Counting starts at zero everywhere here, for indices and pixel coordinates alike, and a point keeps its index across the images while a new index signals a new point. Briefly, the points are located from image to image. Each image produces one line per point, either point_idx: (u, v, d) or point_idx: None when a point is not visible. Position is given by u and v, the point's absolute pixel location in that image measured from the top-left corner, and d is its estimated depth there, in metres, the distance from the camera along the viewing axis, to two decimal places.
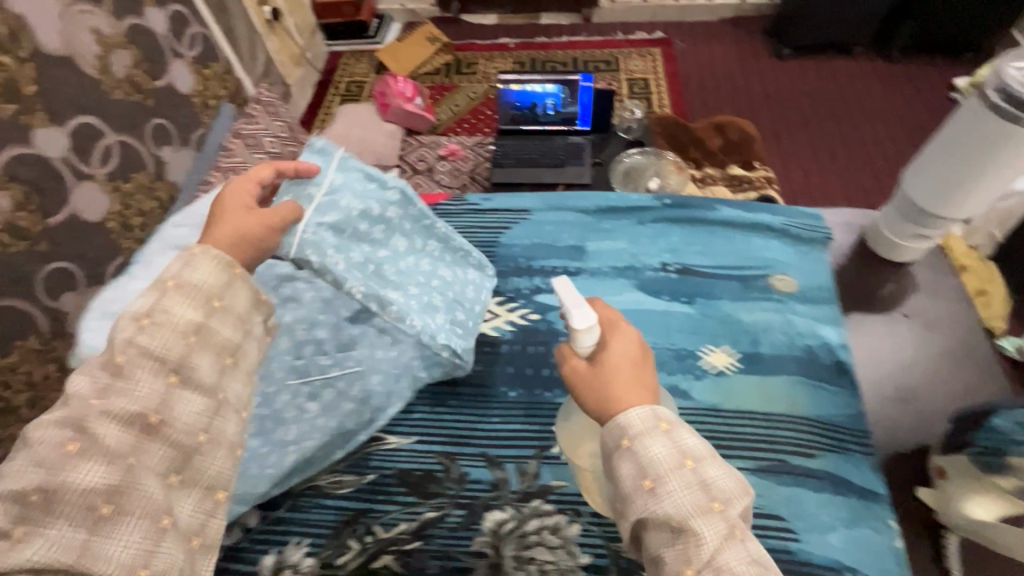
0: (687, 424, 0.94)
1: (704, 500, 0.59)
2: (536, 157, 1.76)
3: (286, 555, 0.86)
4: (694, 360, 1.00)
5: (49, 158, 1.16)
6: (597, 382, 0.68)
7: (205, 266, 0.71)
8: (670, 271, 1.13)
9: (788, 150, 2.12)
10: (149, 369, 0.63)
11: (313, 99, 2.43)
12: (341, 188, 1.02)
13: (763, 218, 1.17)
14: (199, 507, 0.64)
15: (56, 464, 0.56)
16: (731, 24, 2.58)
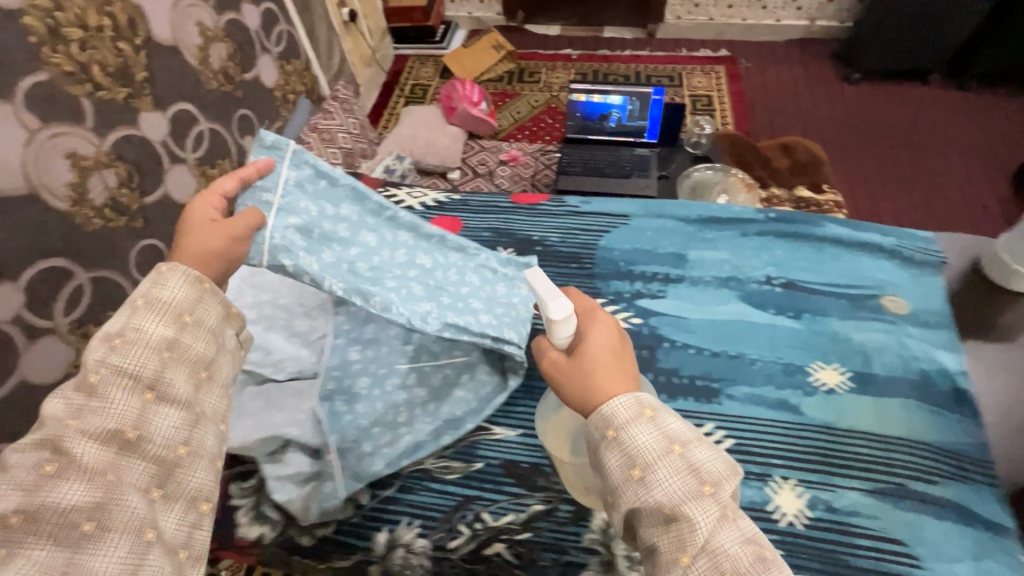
0: (793, 438, 0.82)
1: (694, 484, 0.54)
2: (601, 167, 1.76)
3: (399, 533, 0.78)
4: (804, 375, 0.87)
5: (150, 141, 1.20)
6: (577, 372, 0.63)
7: (175, 282, 0.63)
8: (775, 284, 0.99)
9: (855, 175, 2.08)
10: (121, 388, 0.58)
11: (379, 99, 2.49)
12: (296, 188, 0.88)
13: (873, 237, 1.04)
14: (183, 521, 0.58)
15: (31, 488, 0.52)
16: (799, 45, 2.55)
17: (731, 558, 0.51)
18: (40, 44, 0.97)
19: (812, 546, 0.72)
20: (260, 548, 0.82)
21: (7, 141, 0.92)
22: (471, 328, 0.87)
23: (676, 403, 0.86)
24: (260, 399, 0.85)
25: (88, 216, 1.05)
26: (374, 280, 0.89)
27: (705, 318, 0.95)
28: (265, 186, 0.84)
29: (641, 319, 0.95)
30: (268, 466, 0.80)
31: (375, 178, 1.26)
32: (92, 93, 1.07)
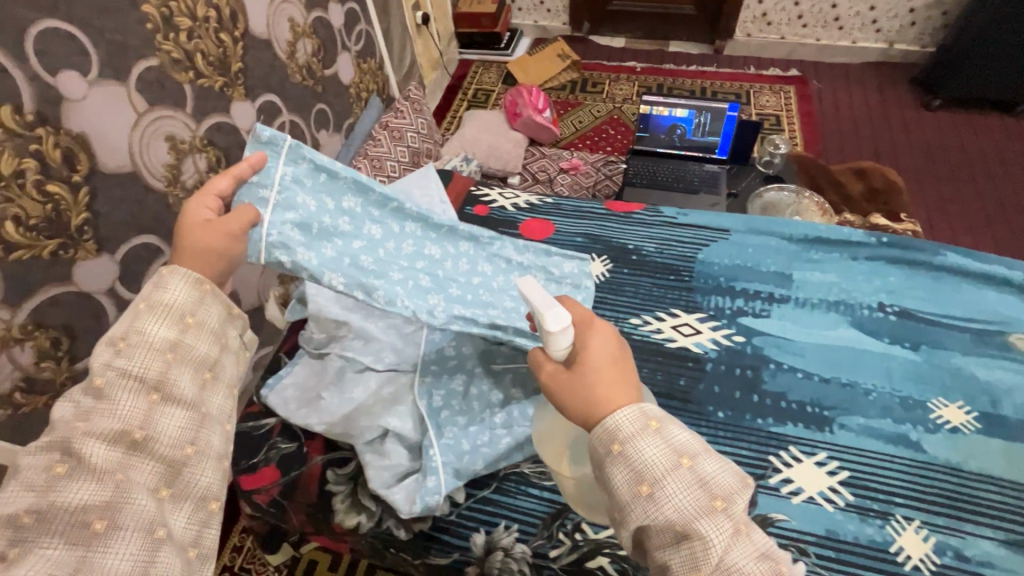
0: (912, 477, 0.77)
1: (705, 499, 0.49)
2: (668, 181, 1.72)
3: (497, 536, 0.76)
4: (925, 412, 0.83)
5: (240, 131, 1.14)
6: (577, 384, 0.57)
7: (175, 284, 0.59)
8: (889, 312, 0.94)
9: (934, 205, 1.98)
10: (124, 391, 0.54)
11: (441, 102, 2.51)
12: (294, 184, 0.78)
13: (999, 270, 0.98)
14: (193, 520, 0.55)
15: (42, 489, 0.49)
16: (874, 68, 2.46)
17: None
18: (155, 31, 0.93)
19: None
20: (355, 537, 0.80)
21: (116, 122, 0.88)
22: (480, 319, 0.85)
23: (785, 426, 0.82)
24: (359, 386, 0.84)
25: (179, 197, 1.02)
26: (379, 273, 0.83)
27: (814, 343, 0.91)
28: (259, 180, 0.75)
29: (744, 338, 0.92)
30: (368, 455, 0.79)
31: (464, 177, 1.27)
32: (193, 80, 1.01)
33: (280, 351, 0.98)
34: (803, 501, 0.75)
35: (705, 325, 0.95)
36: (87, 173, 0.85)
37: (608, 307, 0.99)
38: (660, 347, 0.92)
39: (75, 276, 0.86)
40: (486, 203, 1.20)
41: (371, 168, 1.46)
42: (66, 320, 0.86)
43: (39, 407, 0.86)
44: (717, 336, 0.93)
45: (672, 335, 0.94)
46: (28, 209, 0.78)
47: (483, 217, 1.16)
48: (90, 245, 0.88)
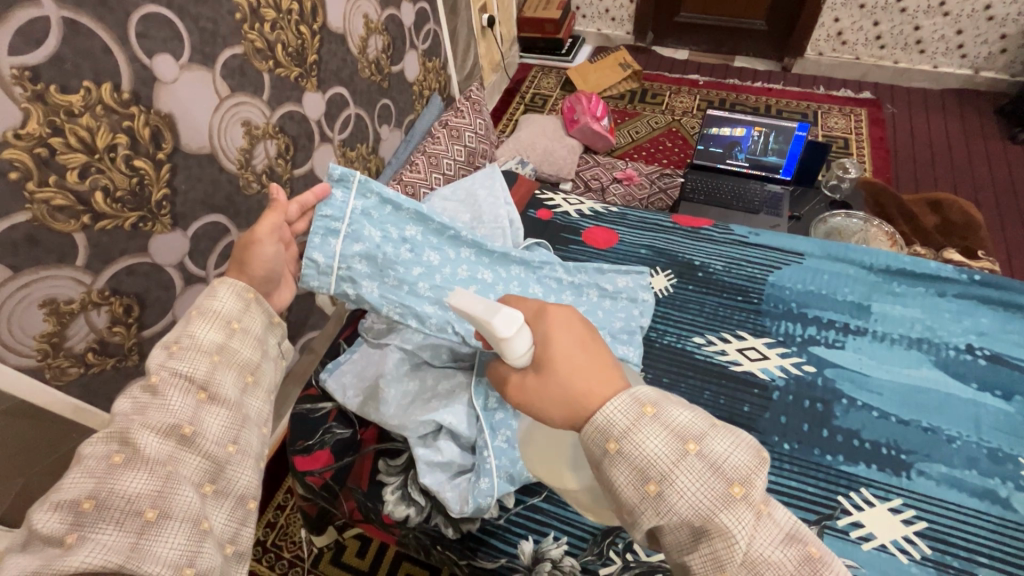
0: (1002, 537, 0.72)
1: (721, 487, 0.46)
2: (727, 199, 1.67)
3: (545, 546, 0.74)
4: (1017, 466, 0.77)
5: (309, 121, 1.17)
6: (550, 388, 0.51)
7: (223, 293, 0.63)
8: (977, 355, 0.88)
9: (1015, 242, 1.86)
10: (175, 388, 0.56)
11: (498, 104, 2.52)
12: (362, 216, 0.83)
13: None
14: (231, 518, 0.55)
15: (101, 476, 0.50)
16: (955, 95, 2.33)
17: (770, 564, 0.45)
18: (242, 21, 0.96)
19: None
20: (402, 531, 0.80)
21: (201, 107, 0.92)
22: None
23: (857, 466, 0.78)
24: (417, 380, 0.85)
25: (249, 180, 1.05)
26: (435, 300, 0.86)
27: (893, 381, 0.86)
28: (332, 214, 0.80)
29: (815, 368, 0.88)
30: (420, 449, 0.80)
31: (529, 180, 1.28)
32: (272, 70, 1.05)
33: (340, 338, 1.01)
34: (875, 549, 0.70)
35: (774, 350, 0.92)
36: (170, 151, 0.89)
37: (671, 325, 0.97)
38: (724, 370, 0.90)
39: (151, 249, 0.90)
40: (550, 207, 1.20)
41: (427, 164, 1.46)
42: (139, 290, 0.90)
43: (107, 369, 0.90)
44: (786, 364, 0.89)
45: (737, 358, 0.91)
46: (117, 181, 0.82)
47: (546, 222, 1.16)
48: (167, 220, 0.92)
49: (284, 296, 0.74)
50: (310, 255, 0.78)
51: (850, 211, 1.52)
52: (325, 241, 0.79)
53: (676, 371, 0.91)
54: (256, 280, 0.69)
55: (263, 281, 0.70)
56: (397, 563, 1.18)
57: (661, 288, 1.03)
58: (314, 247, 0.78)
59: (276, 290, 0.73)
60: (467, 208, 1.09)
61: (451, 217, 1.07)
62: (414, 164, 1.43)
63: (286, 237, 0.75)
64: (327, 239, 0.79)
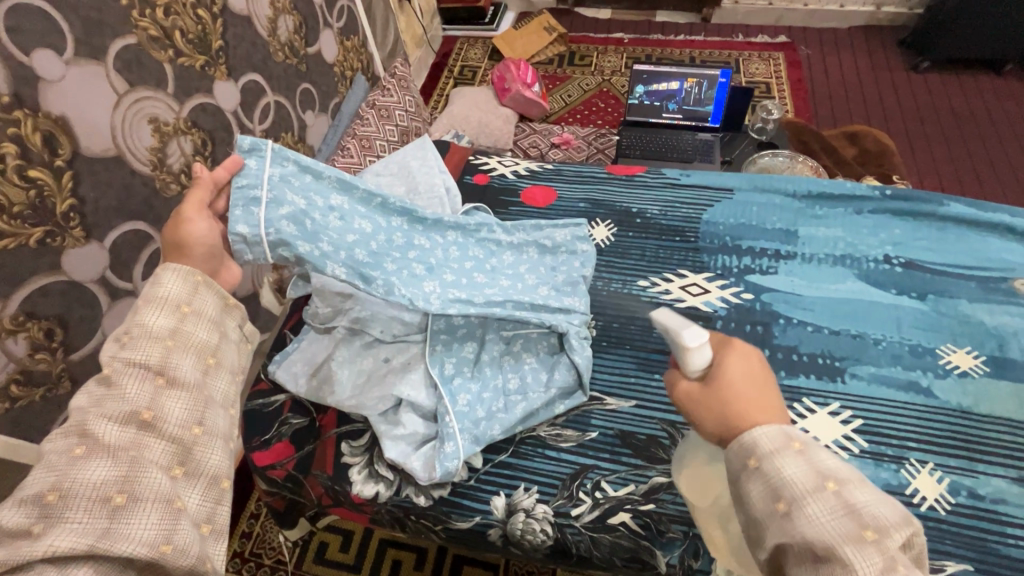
0: (927, 423, 0.79)
1: (853, 527, 0.45)
2: (662, 151, 1.71)
3: (517, 498, 0.76)
4: (934, 357, 0.84)
5: (224, 111, 1.10)
6: (713, 401, 0.55)
7: (168, 279, 0.63)
8: (895, 263, 0.95)
9: (924, 164, 2.00)
10: (130, 377, 0.57)
11: (427, 81, 2.46)
12: (282, 183, 0.79)
13: (1001, 218, 0.98)
14: (205, 498, 0.56)
15: (63, 469, 0.51)
16: (862, 32, 2.45)
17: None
18: (130, 7, 0.89)
19: (954, 529, 0.70)
20: (375, 509, 0.80)
21: (98, 105, 0.85)
22: (475, 301, 0.84)
23: (797, 378, 0.83)
24: (371, 358, 0.85)
25: (167, 181, 0.98)
26: (375, 267, 0.82)
27: (823, 296, 0.92)
28: (249, 183, 0.76)
29: (753, 295, 0.93)
30: (383, 426, 0.80)
31: (462, 147, 1.26)
32: (174, 59, 0.97)
33: (285, 328, 0.98)
34: None
35: (713, 283, 0.96)
36: (69, 156, 0.82)
37: (615, 272, 0.99)
38: (670, 308, 0.93)
39: (64, 265, 0.83)
40: (486, 171, 1.19)
41: (360, 147, 1.42)
42: (59, 310, 0.84)
43: (36, 401, 0.83)
44: (725, 294, 0.93)
45: (681, 295, 0.94)
46: (11, 195, 0.75)
47: (483, 186, 1.15)
48: (78, 232, 0.85)
49: (232, 274, 0.72)
50: (233, 230, 0.73)
51: (778, 150, 1.57)
52: (247, 211, 0.75)
53: (625, 315, 0.93)
54: (199, 259, 0.67)
55: (207, 259, 0.68)
56: (382, 550, 1.18)
57: (602, 238, 1.04)
58: (237, 220, 0.74)
59: (224, 266, 0.71)
60: (403, 180, 1.06)
61: (385, 190, 1.05)
62: (345, 148, 1.38)
63: (214, 218, 0.73)
64: (249, 209, 0.75)
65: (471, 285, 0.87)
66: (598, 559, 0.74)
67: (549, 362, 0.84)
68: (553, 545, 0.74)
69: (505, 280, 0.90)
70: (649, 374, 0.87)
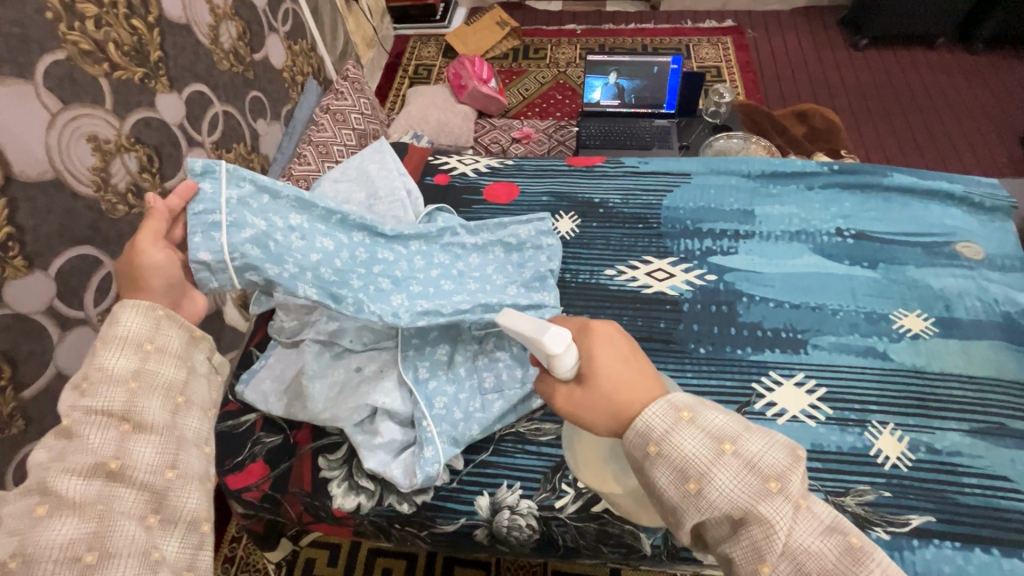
0: (885, 386, 0.82)
1: (758, 483, 0.49)
2: (621, 140, 1.74)
3: (501, 496, 0.76)
4: (888, 323, 0.88)
5: (169, 125, 1.05)
6: (593, 398, 0.56)
7: (126, 317, 0.60)
8: (847, 236, 0.99)
9: (869, 138, 2.09)
10: (93, 427, 0.55)
11: (382, 82, 2.42)
12: (240, 205, 0.77)
13: (940, 185, 1.03)
14: (184, 544, 0.54)
15: (24, 532, 0.48)
16: (804, 13, 2.53)
17: (814, 556, 0.48)
18: (58, 21, 0.84)
19: (918, 486, 0.74)
20: (358, 521, 0.79)
21: (30, 127, 0.80)
22: (445, 310, 0.83)
23: (764, 353, 0.86)
24: (342, 369, 0.83)
25: (113, 203, 0.93)
26: (341, 284, 0.81)
27: (782, 272, 0.95)
28: (206, 208, 0.73)
29: (716, 276, 0.95)
30: (360, 436, 0.79)
31: (421, 147, 1.24)
32: (109, 73, 0.93)
33: (251, 345, 0.95)
34: (788, 421, 0.79)
35: (677, 268, 0.98)
36: (2, 183, 0.77)
37: (582, 263, 1.00)
38: (639, 296, 0.94)
39: (6, 298, 0.79)
40: (446, 170, 1.18)
41: (317, 153, 1.39)
42: (4, 346, 0.79)
43: None
44: (691, 278, 0.96)
45: (647, 282, 0.96)
46: None
47: (444, 187, 1.14)
48: (19, 262, 0.80)
49: (196, 305, 0.68)
50: (195, 257, 0.70)
51: (733, 132, 1.62)
52: (207, 236, 0.72)
53: (595, 306, 0.94)
54: (158, 291, 0.64)
55: (166, 290, 0.65)
56: (371, 560, 1.16)
57: (567, 230, 1.05)
58: (198, 246, 0.71)
59: (187, 297, 0.67)
60: (364, 185, 1.04)
61: (345, 197, 1.03)
62: (302, 156, 1.35)
63: (171, 246, 0.69)
64: (209, 234, 0.72)
65: (440, 293, 0.86)
66: (584, 546, 0.76)
67: (524, 358, 0.84)
68: (539, 537, 0.76)
69: (473, 283, 0.90)
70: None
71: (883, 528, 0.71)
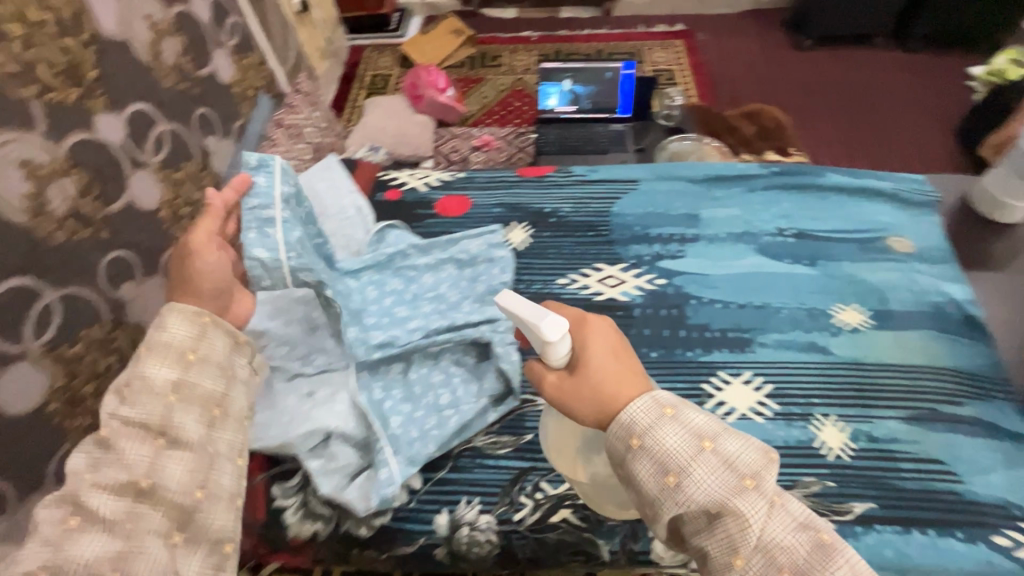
0: (827, 379, 0.86)
1: (734, 480, 0.52)
2: (579, 145, 1.77)
3: (460, 513, 0.76)
4: (827, 318, 0.92)
5: (109, 145, 1.00)
6: (583, 389, 0.58)
7: (174, 325, 0.67)
8: (787, 235, 1.03)
9: (816, 135, 2.18)
10: (132, 440, 0.62)
11: (338, 93, 2.39)
12: (287, 204, 0.87)
13: (871, 182, 1.09)
14: (204, 564, 0.62)
15: (57, 543, 0.56)
16: (749, 15, 2.62)
17: (783, 549, 0.51)
18: None
19: (859, 474, 0.77)
20: (316, 547, 0.78)
21: None
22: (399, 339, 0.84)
23: (712, 354, 0.89)
24: (293, 394, 0.82)
25: (51, 229, 0.87)
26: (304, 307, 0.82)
27: (728, 274, 0.98)
28: (260, 204, 0.83)
29: (665, 280, 0.98)
30: (311, 462, 0.76)
31: (370, 163, 1.23)
32: (41, 95, 0.88)
33: None
34: (736, 419, 0.82)
35: (628, 273, 0.99)
36: None
37: (535, 273, 1.01)
38: (590, 303, 0.96)
39: None
40: (397, 186, 1.17)
41: None
42: None
43: None
44: (641, 283, 0.98)
45: (599, 289, 0.97)
46: None
47: (397, 202, 1.13)
48: None
49: (241, 308, 0.76)
50: (252, 254, 0.80)
51: (686, 134, 1.67)
52: (261, 234, 0.81)
53: None
54: (206, 295, 0.71)
55: (213, 295, 0.72)
56: None
57: (519, 241, 1.06)
58: (254, 243, 0.80)
59: (233, 302, 0.75)
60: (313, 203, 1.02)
61: None
62: None
63: (226, 244, 0.78)
64: (264, 230, 0.81)
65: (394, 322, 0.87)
66: (545, 558, 0.76)
67: (480, 373, 0.84)
68: (499, 553, 0.75)
69: (426, 302, 0.91)
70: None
71: (828, 517, 0.73)
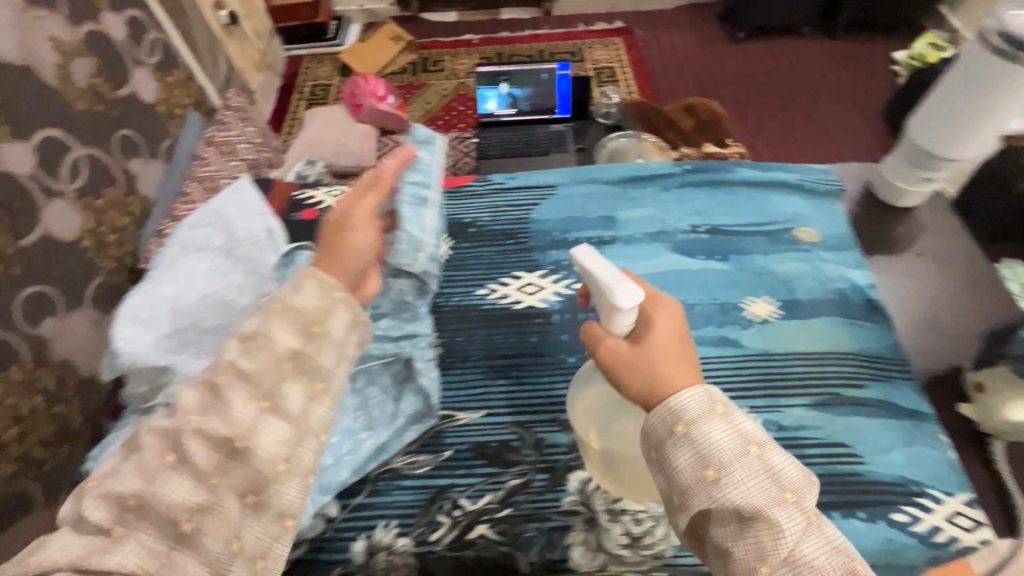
0: (736, 372, 0.88)
1: (775, 491, 0.51)
2: (520, 147, 1.76)
3: (378, 537, 0.75)
4: (739, 312, 0.95)
5: (15, 176, 0.94)
6: (642, 364, 0.58)
7: (306, 289, 0.65)
8: (700, 232, 1.05)
9: (752, 125, 2.25)
10: (239, 393, 0.58)
11: (277, 105, 2.34)
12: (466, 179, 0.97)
13: (778, 175, 1.12)
14: (265, 533, 0.57)
15: (151, 474, 0.54)
16: (685, 10, 2.67)
17: (815, 569, 0.48)
18: None
19: None
20: None
21: None
22: None
23: None
24: None
25: None
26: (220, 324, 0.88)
27: (643, 274, 1.00)
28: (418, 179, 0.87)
29: (583, 285, 0.99)
30: None
31: (287, 184, 1.20)
32: None
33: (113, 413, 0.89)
34: None
35: (547, 280, 1.01)
36: None
37: (456, 286, 1.01)
38: (510, 312, 0.97)
39: None
40: (313, 206, 1.14)
41: (205, 189, 1.31)
42: None
43: None
44: (559, 289, 0.99)
45: (518, 297, 0.98)
46: None
47: (312, 221, 1.10)
48: None
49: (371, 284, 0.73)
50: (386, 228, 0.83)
51: (626, 131, 1.70)
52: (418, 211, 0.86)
53: (476, 327, 0.96)
54: (348, 269, 0.69)
55: (354, 273, 0.70)
56: None
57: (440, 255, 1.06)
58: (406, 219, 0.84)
59: (366, 281, 0.72)
60: (225, 231, 0.98)
61: (202, 245, 0.96)
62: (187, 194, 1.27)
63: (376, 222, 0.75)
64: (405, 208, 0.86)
65: None
66: None
67: (397, 392, 0.85)
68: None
69: None
70: (496, 379, 0.90)
71: None
